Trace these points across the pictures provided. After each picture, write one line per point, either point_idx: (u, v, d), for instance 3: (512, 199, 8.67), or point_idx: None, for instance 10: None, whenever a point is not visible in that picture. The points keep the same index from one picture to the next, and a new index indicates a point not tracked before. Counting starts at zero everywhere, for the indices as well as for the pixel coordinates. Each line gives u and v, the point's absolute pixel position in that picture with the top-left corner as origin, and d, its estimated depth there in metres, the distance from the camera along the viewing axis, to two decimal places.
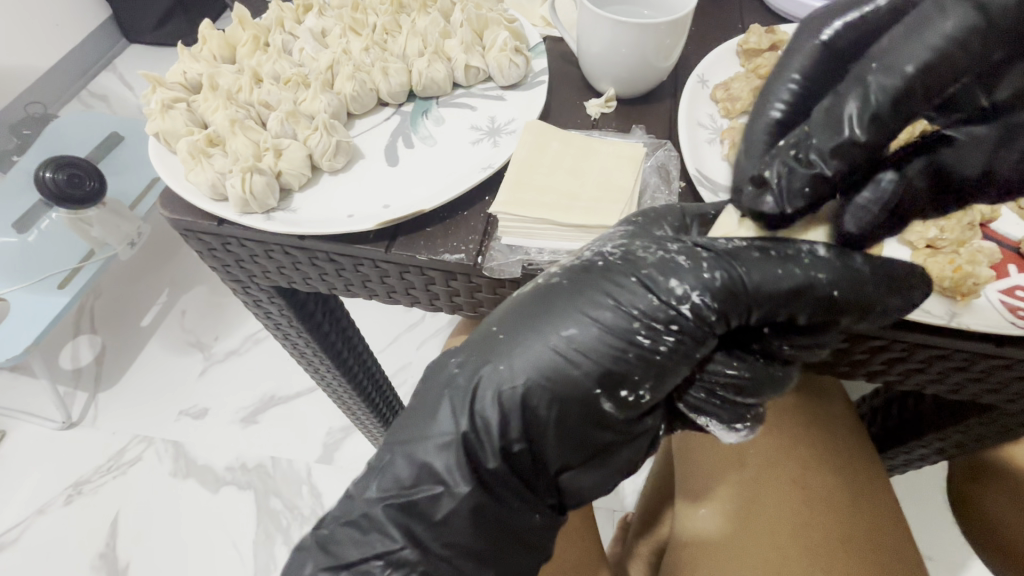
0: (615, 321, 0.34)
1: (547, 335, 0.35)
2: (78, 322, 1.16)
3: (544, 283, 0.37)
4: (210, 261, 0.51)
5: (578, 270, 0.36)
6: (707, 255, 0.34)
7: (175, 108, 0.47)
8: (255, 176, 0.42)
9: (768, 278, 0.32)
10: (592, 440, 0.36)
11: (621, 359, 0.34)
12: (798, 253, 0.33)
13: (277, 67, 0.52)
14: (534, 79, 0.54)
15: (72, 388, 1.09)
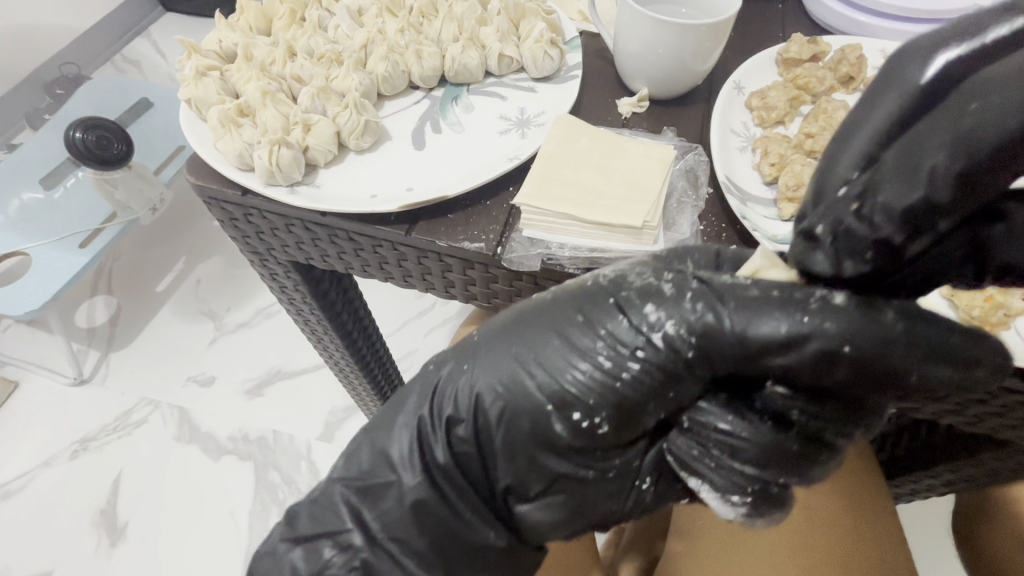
0: (578, 340, 0.34)
1: (515, 344, 0.36)
2: (96, 282, 1.18)
3: (532, 298, 0.37)
4: (231, 231, 0.52)
5: (567, 286, 0.36)
6: (697, 286, 0.32)
7: (209, 76, 0.47)
8: (283, 148, 0.42)
9: (743, 322, 0.30)
10: (547, 460, 0.35)
11: (576, 382, 0.33)
12: (803, 301, 0.29)
13: (312, 43, 0.52)
14: (567, 73, 0.54)
15: (86, 346, 1.11)
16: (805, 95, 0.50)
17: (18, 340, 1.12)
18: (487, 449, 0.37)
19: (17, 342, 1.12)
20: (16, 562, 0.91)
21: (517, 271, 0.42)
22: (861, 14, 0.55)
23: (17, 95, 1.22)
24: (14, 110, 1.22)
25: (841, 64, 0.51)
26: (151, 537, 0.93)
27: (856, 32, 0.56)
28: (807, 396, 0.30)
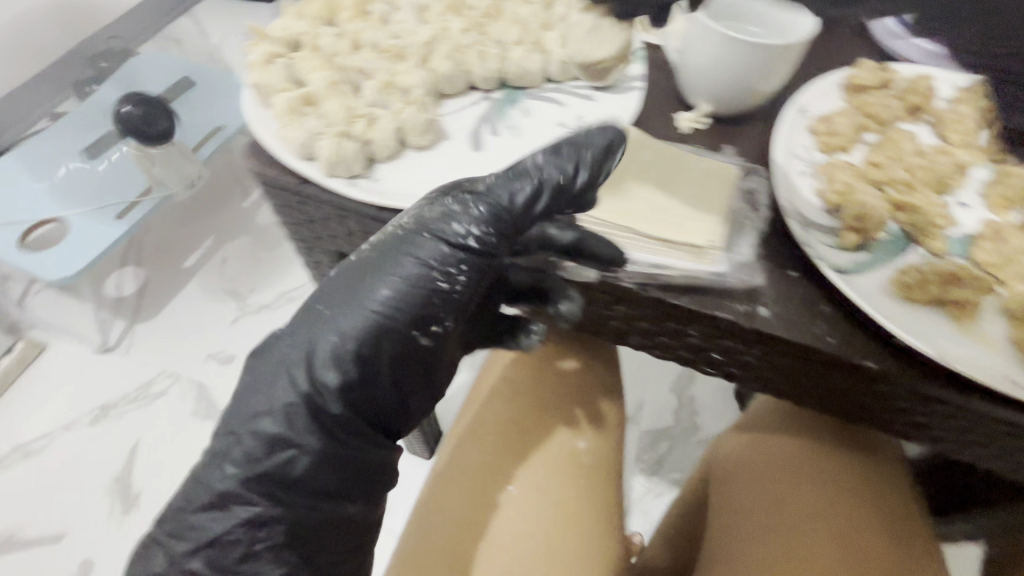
0: (407, 233, 0.40)
1: (351, 259, 0.40)
2: (126, 253, 1.20)
3: (356, 260, 0.40)
4: (282, 216, 0.52)
5: (387, 241, 0.40)
6: (473, 199, 0.40)
7: (277, 63, 0.48)
8: (347, 141, 0.43)
9: (703, 308, 0.39)
10: (427, 322, 0.39)
11: (407, 254, 0.39)
12: (740, 290, 0.40)
13: (377, 36, 0.52)
14: (627, 84, 0.54)
15: (112, 315, 1.13)
16: (872, 124, 0.49)
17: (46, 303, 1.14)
18: (374, 355, 0.38)
19: (46, 305, 1.14)
20: (30, 520, 0.94)
21: (576, 281, 0.42)
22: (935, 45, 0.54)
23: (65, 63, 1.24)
24: (62, 79, 1.24)
25: (911, 94, 0.50)
26: (162, 509, 0.94)
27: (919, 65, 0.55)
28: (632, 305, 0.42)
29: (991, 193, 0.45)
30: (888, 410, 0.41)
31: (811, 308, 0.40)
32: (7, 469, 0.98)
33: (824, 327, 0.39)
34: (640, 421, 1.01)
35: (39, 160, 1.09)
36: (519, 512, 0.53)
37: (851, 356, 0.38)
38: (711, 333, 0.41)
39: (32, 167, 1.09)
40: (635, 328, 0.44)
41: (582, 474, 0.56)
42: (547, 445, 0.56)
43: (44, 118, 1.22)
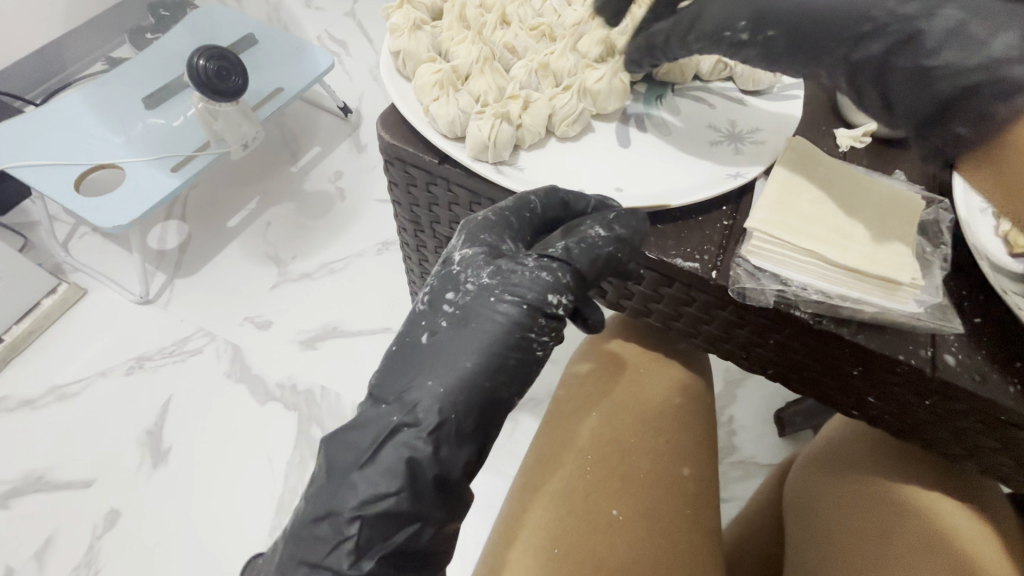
0: (483, 302, 0.37)
1: (425, 336, 0.38)
2: (171, 207, 1.18)
3: (429, 333, 0.38)
4: (398, 195, 0.50)
5: (459, 311, 0.38)
6: (554, 262, 0.39)
7: (422, 31, 0.45)
8: (504, 125, 0.39)
9: (886, 349, 0.36)
10: (528, 377, 0.39)
11: (490, 323, 0.37)
12: (926, 332, 0.36)
13: (523, 12, 0.48)
14: (783, 91, 0.49)
15: (154, 267, 1.11)
16: None
17: (92, 248, 1.12)
18: (482, 419, 0.37)
19: (90, 249, 1.11)
20: (59, 464, 0.92)
21: (744, 302, 0.38)
22: None
23: (123, 8, 1.24)
24: (120, 25, 1.24)
25: None
26: (189, 470, 0.92)
27: None
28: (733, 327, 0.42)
29: None
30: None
31: (1003, 361, 0.36)
32: (41, 410, 0.96)
33: (1017, 384, 0.35)
34: None
35: (106, 106, 1.07)
36: (620, 541, 0.44)
37: None
38: (879, 373, 0.38)
39: (98, 108, 1.07)
40: (782, 357, 0.42)
41: (689, 503, 0.49)
42: (649, 466, 0.49)
43: (101, 61, 1.20)
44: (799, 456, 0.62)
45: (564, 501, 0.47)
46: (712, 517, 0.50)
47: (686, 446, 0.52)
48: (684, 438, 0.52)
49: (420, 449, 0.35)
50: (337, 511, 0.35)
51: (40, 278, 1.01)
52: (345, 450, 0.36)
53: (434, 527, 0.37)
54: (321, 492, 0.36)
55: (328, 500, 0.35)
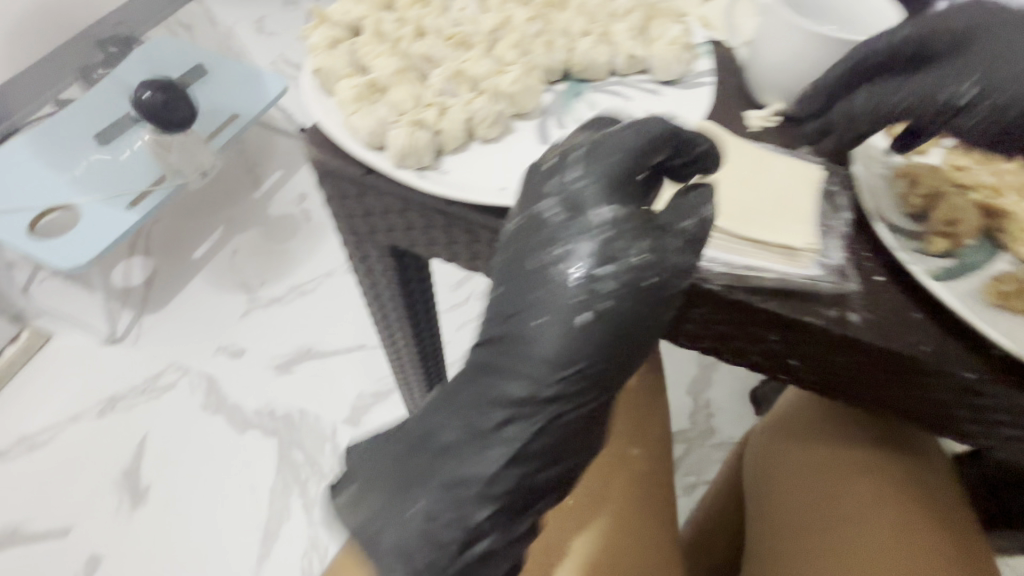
0: (635, 288, 0.32)
1: (579, 317, 0.31)
2: (134, 243, 1.16)
3: (574, 326, 0.31)
4: (336, 208, 0.50)
5: (611, 301, 0.32)
6: (687, 238, 0.34)
7: (339, 47, 0.46)
8: (420, 131, 0.41)
9: (797, 314, 0.38)
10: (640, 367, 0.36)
11: (638, 314, 0.32)
12: (830, 295, 0.38)
13: (439, 23, 0.50)
14: (695, 79, 0.51)
15: (120, 305, 1.09)
16: None
17: (53, 291, 1.10)
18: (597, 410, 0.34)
19: (53, 294, 1.10)
20: (35, 515, 0.90)
21: None
22: None
23: (70, 48, 1.22)
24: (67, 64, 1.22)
25: None
26: (170, 506, 0.91)
27: None
28: None
29: None
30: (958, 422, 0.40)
31: (902, 316, 0.38)
32: (12, 461, 0.94)
33: (914, 336, 0.38)
34: None
35: (55, 146, 1.06)
36: (576, 528, 0.46)
37: (947, 368, 0.37)
38: (793, 339, 0.40)
39: (46, 152, 1.05)
40: (709, 332, 0.43)
41: (637, 485, 0.50)
42: (597, 452, 0.50)
43: (50, 104, 1.19)
44: (755, 431, 0.64)
45: None
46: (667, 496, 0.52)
47: (630, 430, 0.53)
48: (629, 420, 0.54)
49: (532, 440, 0.33)
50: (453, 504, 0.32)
51: None
52: (459, 425, 0.33)
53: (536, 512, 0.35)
54: (394, 491, 0.33)
55: (408, 501, 0.32)
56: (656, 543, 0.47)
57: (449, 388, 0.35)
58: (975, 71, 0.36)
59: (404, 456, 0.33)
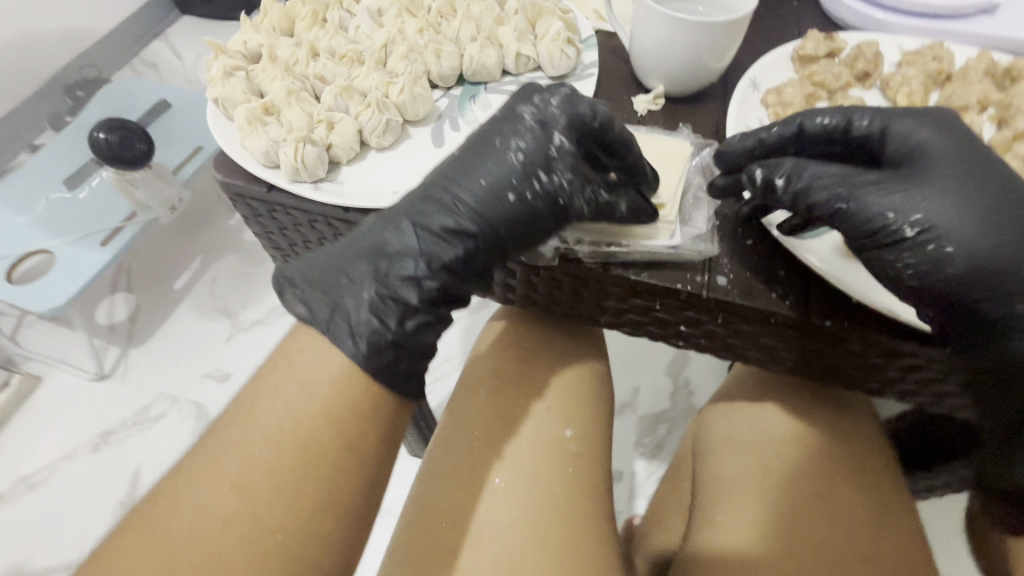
0: (553, 197, 0.40)
1: (511, 195, 0.39)
2: (115, 280, 1.18)
3: (493, 200, 0.39)
4: (254, 227, 0.52)
5: (536, 206, 0.40)
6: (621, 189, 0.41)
7: (235, 76, 0.49)
8: (308, 146, 0.44)
9: (665, 283, 0.41)
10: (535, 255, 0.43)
11: (542, 221, 0.40)
12: (696, 261, 0.41)
13: (333, 43, 0.53)
14: (583, 71, 0.54)
15: (106, 342, 1.11)
16: (820, 91, 0.52)
17: (40, 335, 1.12)
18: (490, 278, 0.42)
19: (40, 338, 1.12)
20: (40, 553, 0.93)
21: (538, 264, 0.44)
22: (878, 12, 0.57)
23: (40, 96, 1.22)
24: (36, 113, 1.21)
25: (858, 60, 0.53)
26: None
27: (871, 30, 0.58)
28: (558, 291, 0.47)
29: None
30: (839, 368, 0.43)
31: (767, 275, 0.41)
32: (11, 504, 0.96)
33: (776, 290, 0.40)
34: (637, 407, 0.98)
35: (21, 193, 1.09)
36: (502, 504, 0.48)
37: (808, 317, 0.39)
38: (671, 306, 0.43)
39: (14, 201, 1.08)
40: (603, 307, 0.46)
41: (570, 460, 0.51)
42: (530, 433, 0.52)
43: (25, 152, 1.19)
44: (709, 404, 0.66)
45: (450, 485, 0.49)
46: (598, 464, 0.53)
47: (565, 406, 0.55)
48: (568, 397, 0.55)
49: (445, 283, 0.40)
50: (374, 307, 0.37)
51: None
52: (402, 238, 0.39)
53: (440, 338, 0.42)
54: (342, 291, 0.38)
55: (343, 291, 0.38)
56: (579, 517, 0.48)
57: (407, 201, 0.41)
58: (930, 208, 0.35)
59: (352, 253, 0.39)
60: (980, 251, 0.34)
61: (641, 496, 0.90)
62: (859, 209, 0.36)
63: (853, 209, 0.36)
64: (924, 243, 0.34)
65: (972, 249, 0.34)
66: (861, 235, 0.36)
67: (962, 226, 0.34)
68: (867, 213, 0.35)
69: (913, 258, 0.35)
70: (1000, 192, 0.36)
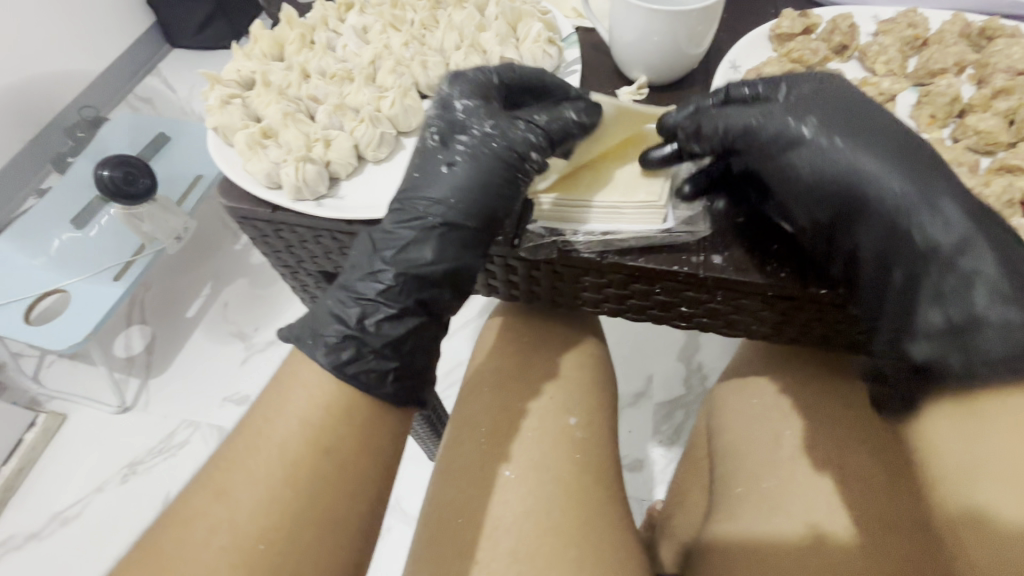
0: (485, 147, 0.41)
1: (445, 166, 0.41)
2: (131, 312, 1.21)
3: (437, 174, 0.41)
4: (262, 248, 0.54)
5: (474, 159, 0.41)
6: (540, 121, 0.43)
7: (232, 104, 0.51)
8: (308, 164, 0.45)
9: (664, 265, 0.42)
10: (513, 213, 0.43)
11: (490, 169, 0.41)
12: (690, 242, 0.43)
13: (323, 63, 0.55)
14: (567, 68, 0.56)
15: (126, 374, 1.14)
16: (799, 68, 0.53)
17: (64, 373, 1.15)
18: (481, 243, 0.42)
19: (62, 375, 1.15)
20: None
21: (538, 257, 0.45)
22: None
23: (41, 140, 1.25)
24: (39, 157, 1.23)
25: (834, 34, 0.54)
26: None
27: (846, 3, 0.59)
28: (561, 283, 0.48)
29: (920, 115, 0.50)
30: (839, 335, 0.44)
31: (761, 250, 0.42)
32: (48, 538, 0.99)
33: (772, 263, 0.41)
34: (652, 395, 0.99)
35: (32, 236, 1.12)
36: (514, 495, 0.49)
37: (804, 286, 0.40)
38: (670, 286, 0.44)
39: (26, 244, 1.10)
40: (606, 295, 0.47)
41: (577, 447, 0.52)
42: (537, 425, 0.53)
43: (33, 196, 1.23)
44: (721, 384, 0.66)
45: (465, 482, 0.51)
46: (608, 452, 0.54)
47: (570, 396, 0.56)
48: (576, 386, 0.57)
49: (427, 261, 0.40)
50: (360, 302, 0.39)
51: (18, 415, 1.05)
52: (361, 248, 0.41)
53: (432, 330, 0.42)
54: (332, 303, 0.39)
55: (320, 310, 0.39)
56: (588, 502, 0.49)
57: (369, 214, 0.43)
58: (820, 119, 0.39)
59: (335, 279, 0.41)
60: (866, 152, 0.39)
61: (659, 483, 0.90)
62: (768, 129, 0.40)
63: (762, 128, 0.40)
64: (820, 145, 0.39)
65: (860, 151, 0.39)
66: (775, 152, 0.40)
67: (846, 133, 0.39)
68: (775, 131, 0.40)
69: (814, 162, 0.39)
70: (875, 110, 0.40)
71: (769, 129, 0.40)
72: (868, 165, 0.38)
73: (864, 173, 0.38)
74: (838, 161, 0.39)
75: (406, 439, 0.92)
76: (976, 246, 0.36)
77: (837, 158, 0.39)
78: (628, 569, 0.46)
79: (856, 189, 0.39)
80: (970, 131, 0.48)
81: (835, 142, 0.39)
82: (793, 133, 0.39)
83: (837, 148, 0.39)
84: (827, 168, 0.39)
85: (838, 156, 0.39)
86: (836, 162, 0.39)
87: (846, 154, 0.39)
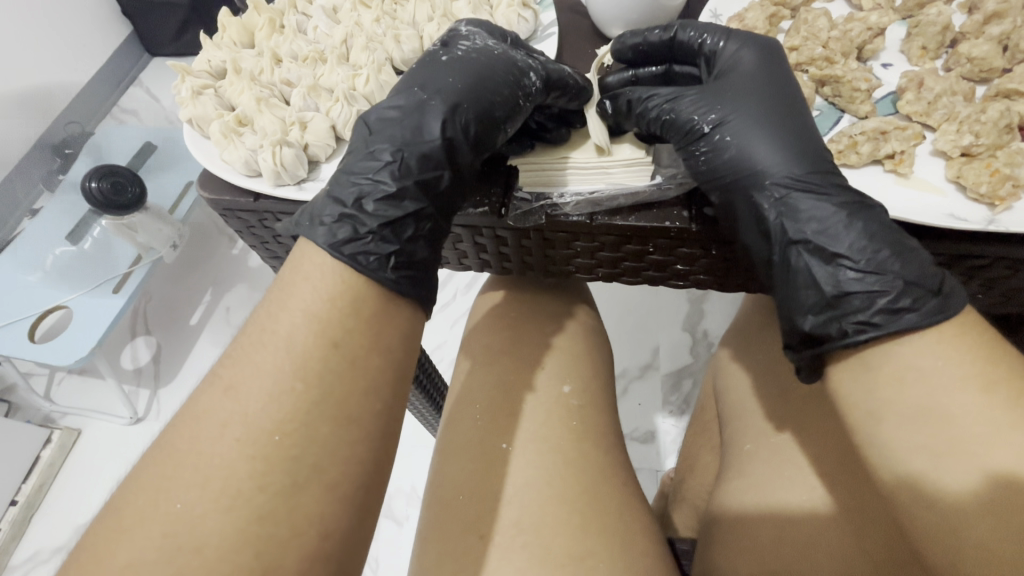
0: (483, 52, 0.43)
1: (445, 57, 0.43)
2: (134, 323, 1.21)
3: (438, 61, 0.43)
4: (249, 240, 0.53)
5: (471, 56, 0.42)
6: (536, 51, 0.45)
7: (204, 95, 0.50)
8: (284, 148, 0.44)
9: (654, 222, 0.41)
10: (521, 117, 0.43)
11: (488, 64, 0.42)
12: (678, 196, 0.42)
13: (294, 47, 0.53)
14: (543, 32, 0.54)
15: (135, 385, 1.14)
16: (783, 10, 0.52)
17: (74, 389, 1.16)
18: (479, 135, 0.40)
19: (73, 391, 1.15)
20: None
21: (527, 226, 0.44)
22: None
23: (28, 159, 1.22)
24: (30, 177, 1.21)
25: None
26: None
27: None
28: (554, 251, 0.47)
29: (911, 48, 0.49)
30: None
31: None
32: None
33: None
34: (658, 365, 0.98)
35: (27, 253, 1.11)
36: (520, 470, 0.49)
37: None
38: (663, 244, 0.43)
39: (21, 262, 1.10)
40: (598, 260, 0.47)
41: (576, 414, 0.52)
42: (541, 397, 0.53)
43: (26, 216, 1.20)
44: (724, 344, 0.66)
45: (472, 462, 0.50)
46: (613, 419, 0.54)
47: (570, 366, 0.55)
48: (575, 357, 0.56)
49: (429, 137, 0.39)
50: (359, 183, 0.38)
51: (32, 431, 1.05)
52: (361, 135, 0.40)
53: (431, 224, 0.39)
54: (304, 257, 0.36)
55: (321, 195, 0.38)
56: (595, 467, 0.49)
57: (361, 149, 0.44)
58: (724, 109, 0.40)
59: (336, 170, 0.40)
60: (759, 148, 0.39)
61: (670, 452, 0.90)
62: (678, 117, 0.41)
63: (674, 116, 0.41)
64: (718, 136, 0.40)
65: (752, 149, 0.39)
66: (683, 140, 0.41)
67: (739, 129, 0.40)
68: (683, 118, 0.41)
69: (711, 156, 0.40)
70: (790, 105, 0.41)
71: (676, 115, 0.41)
72: (760, 165, 0.38)
73: (747, 163, 0.39)
74: (738, 157, 0.39)
75: (416, 428, 0.92)
76: (842, 227, 0.36)
77: (735, 154, 0.39)
78: (639, 531, 0.46)
79: (746, 185, 0.39)
80: (963, 60, 0.46)
81: (733, 136, 0.39)
82: (700, 121, 0.40)
83: (739, 142, 0.39)
84: (725, 161, 0.39)
85: (738, 150, 0.39)
86: (726, 160, 0.39)
87: (754, 151, 0.39)
